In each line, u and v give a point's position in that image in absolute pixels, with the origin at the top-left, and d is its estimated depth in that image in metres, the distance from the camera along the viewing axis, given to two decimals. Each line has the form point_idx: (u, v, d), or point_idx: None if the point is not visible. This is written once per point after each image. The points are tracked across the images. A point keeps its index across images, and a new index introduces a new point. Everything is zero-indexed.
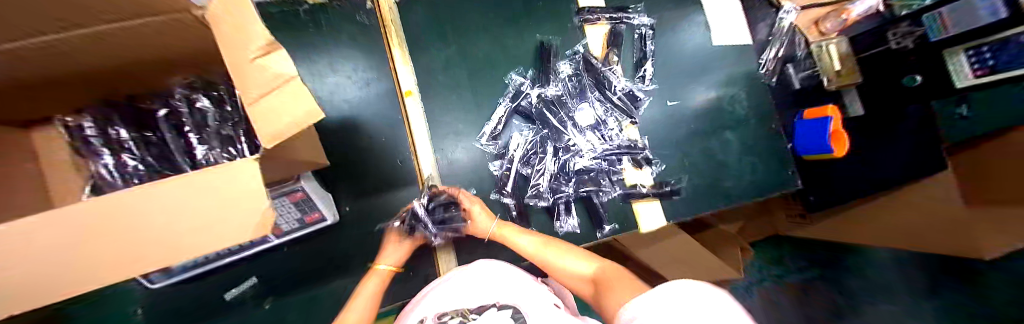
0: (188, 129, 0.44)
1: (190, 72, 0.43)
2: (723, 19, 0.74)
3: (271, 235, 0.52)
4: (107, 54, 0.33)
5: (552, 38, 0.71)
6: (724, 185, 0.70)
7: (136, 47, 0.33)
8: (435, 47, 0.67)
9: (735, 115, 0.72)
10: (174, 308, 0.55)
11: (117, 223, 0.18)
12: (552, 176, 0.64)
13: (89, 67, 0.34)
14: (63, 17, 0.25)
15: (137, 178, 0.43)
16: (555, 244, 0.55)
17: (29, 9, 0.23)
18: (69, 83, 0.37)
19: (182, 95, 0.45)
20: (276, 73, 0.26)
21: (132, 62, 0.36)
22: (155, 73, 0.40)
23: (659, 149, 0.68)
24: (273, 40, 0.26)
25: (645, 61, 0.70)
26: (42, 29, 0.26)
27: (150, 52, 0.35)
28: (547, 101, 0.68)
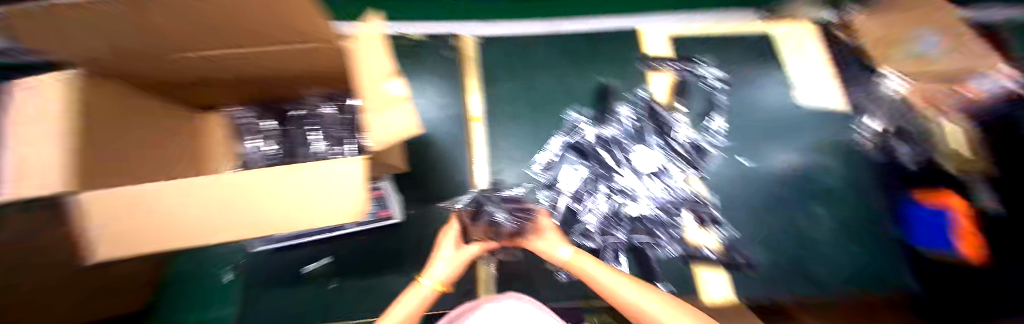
0: (312, 128, 0.53)
1: (324, 87, 0.52)
2: (812, 80, 0.74)
3: (348, 223, 0.60)
4: (269, 66, 0.42)
5: (613, 81, 0.73)
6: (806, 263, 0.62)
7: (288, 62, 0.42)
8: (503, 81, 0.76)
9: (824, 184, 0.68)
10: (259, 275, 0.63)
11: (263, 191, 0.26)
12: (604, 216, 0.62)
13: (258, 74, 0.45)
14: (270, 35, 0.35)
15: (268, 162, 0.53)
16: (649, 291, 0.39)
17: (253, 26, 0.33)
18: (235, 84, 0.48)
19: (321, 102, 0.54)
20: (392, 96, 0.39)
21: (290, 76, 0.47)
22: (296, 87, 0.51)
23: (729, 210, 0.64)
24: (395, 73, 0.41)
25: (711, 113, 0.69)
26: (243, 39, 0.35)
27: (299, 68, 0.44)
28: (603, 141, 0.66)
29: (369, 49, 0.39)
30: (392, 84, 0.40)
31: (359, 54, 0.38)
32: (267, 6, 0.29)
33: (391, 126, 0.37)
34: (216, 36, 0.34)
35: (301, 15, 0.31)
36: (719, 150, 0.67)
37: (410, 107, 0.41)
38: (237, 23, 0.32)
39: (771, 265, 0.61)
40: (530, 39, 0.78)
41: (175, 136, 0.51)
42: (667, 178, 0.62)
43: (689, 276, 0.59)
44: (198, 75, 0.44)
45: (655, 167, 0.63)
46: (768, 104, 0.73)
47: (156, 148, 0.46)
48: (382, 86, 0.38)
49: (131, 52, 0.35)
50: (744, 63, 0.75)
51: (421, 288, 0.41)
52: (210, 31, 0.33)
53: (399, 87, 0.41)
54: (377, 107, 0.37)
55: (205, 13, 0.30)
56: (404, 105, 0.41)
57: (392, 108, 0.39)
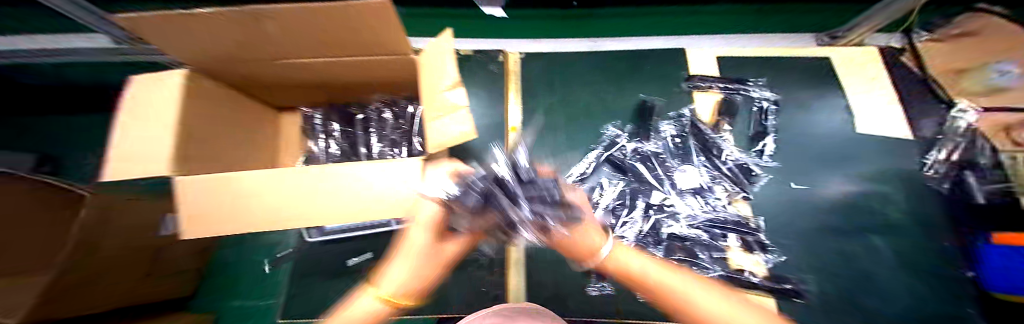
0: (372, 130, 0.58)
1: (390, 92, 0.58)
2: (876, 109, 0.72)
3: (393, 221, 0.65)
4: (341, 69, 0.47)
5: (655, 98, 0.74)
6: (865, 299, 0.57)
7: (361, 68, 0.47)
8: (544, 93, 0.79)
9: (887, 218, 0.63)
10: (303, 262, 0.67)
11: (279, 187, 0.32)
12: (641, 233, 0.58)
13: (335, 78, 0.51)
14: (367, 46, 0.40)
15: (329, 158, 0.58)
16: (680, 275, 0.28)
17: (357, 39, 0.39)
18: (303, 83, 0.53)
19: (379, 104, 0.59)
20: (452, 104, 0.42)
21: (369, 83, 0.53)
22: (366, 91, 0.57)
23: (777, 235, 0.61)
24: (456, 80, 0.41)
25: (763, 135, 0.68)
26: (337, 47, 0.41)
27: (374, 75, 0.50)
28: (643, 155, 0.66)
29: (441, 61, 0.42)
30: (456, 94, 0.42)
31: (432, 66, 0.43)
32: (376, 23, 0.34)
33: (445, 132, 0.41)
34: (327, 47, 0.41)
35: (394, 31, 0.36)
36: (769, 174, 0.66)
37: (467, 115, 0.42)
38: (346, 36, 0.38)
39: (825, 301, 0.57)
40: (573, 57, 0.83)
41: (254, 128, 0.57)
42: (710, 197, 0.60)
43: None
44: (277, 75, 0.49)
45: (697, 184, 0.62)
46: (821, 129, 0.71)
47: (234, 136, 0.51)
48: (445, 96, 0.42)
49: (233, 58, 0.42)
50: (792, 88, 0.74)
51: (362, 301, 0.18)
52: (321, 42, 0.39)
53: (461, 96, 0.42)
54: (437, 115, 0.42)
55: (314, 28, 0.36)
56: (461, 114, 0.42)
57: (450, 116, 0.42)
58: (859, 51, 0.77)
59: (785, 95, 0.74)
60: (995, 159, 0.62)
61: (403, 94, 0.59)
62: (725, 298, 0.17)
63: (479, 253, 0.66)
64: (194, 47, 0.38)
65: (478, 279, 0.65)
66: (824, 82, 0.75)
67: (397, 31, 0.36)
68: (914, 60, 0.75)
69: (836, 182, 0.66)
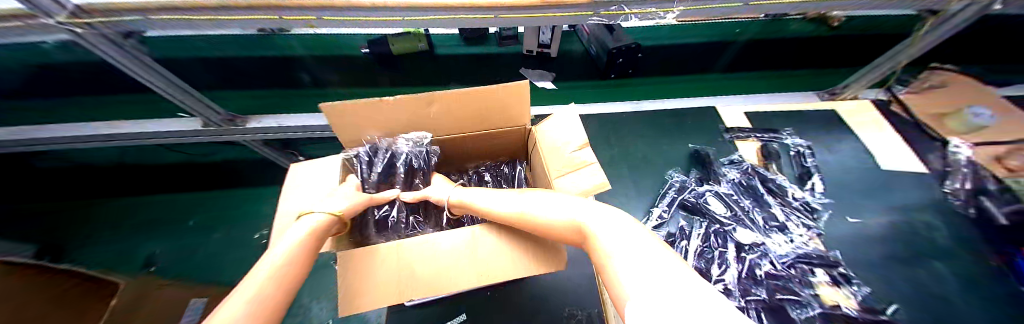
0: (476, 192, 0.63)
1: (493, 158, 0.66)
2: (887, 149, 0.85)
3: None
4: (473, 136, 0.55)
5: (705, 147, 0.86)
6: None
7: (488, 133, 0.54)
8: (605, 146, 0.89)
9: (936, 243, 0.71)
10: None
11: None
12: (736, 275, 0.64)
13: (464, 146, 0.58)
14: (496, 115, 0.49)
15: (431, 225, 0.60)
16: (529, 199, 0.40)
17: (490, 110, 0.47)
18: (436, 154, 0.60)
19: (483, 168, 0.68)
20: (583, 161, 0.43)
21: (483, 151, 0.62)
22: (475, 156, 0.64)
23: (854, 268, 0.68)
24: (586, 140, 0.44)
25: (808, 174, 0.80)
26: (475, 119, 0.49)
27: (495, 143, 0.59)
28: (721, 196, 0.75)
29: (566, 126, 0.46)
30: (585, 153, 0.44)
31: (553, 133, 0.48)
32: (513, 95, 0.44)
33: (573, 187, 0.42)
34: (466, 118, 0.49)
35: (522, 98, 0.46)
36: (827, 209, 0.76)
37: (599, 170, 0.42)
38: (478, 105, 0.46)
39: None
40: (620, 115, 0.95)
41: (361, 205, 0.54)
42: (791, 233, 0.70)
43: None
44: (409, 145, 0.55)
45: (778, 222, 0.72)
46: (848, 166, 0.83)
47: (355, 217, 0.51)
48: (574, 154, 0.44)
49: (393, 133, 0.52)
50: (813, 135, 0.89)
51: (314, 219, 0.35)
52: (459, 112, 0.47)
53: (590, 154, 0.43)
54: (564, 170, 0.44)
55: (477, 106, 0.46)
56: (593, 169, 0.42)
57: (580, 171, 0.43)
58: (853, 104, 0.95)
59: (810, 139, 0.88)
60: (1002, 185, 0.73)
61: (502, 159, 0.67)
62: (576, 206, 0.35)
63: (574, 308, 0.68)
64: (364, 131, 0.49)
65: None
66: (836, 129, 0.90)
67: (524, 99, 0.46)
68: (903, 108, 0.92)
69: (877, 211, 0.76)
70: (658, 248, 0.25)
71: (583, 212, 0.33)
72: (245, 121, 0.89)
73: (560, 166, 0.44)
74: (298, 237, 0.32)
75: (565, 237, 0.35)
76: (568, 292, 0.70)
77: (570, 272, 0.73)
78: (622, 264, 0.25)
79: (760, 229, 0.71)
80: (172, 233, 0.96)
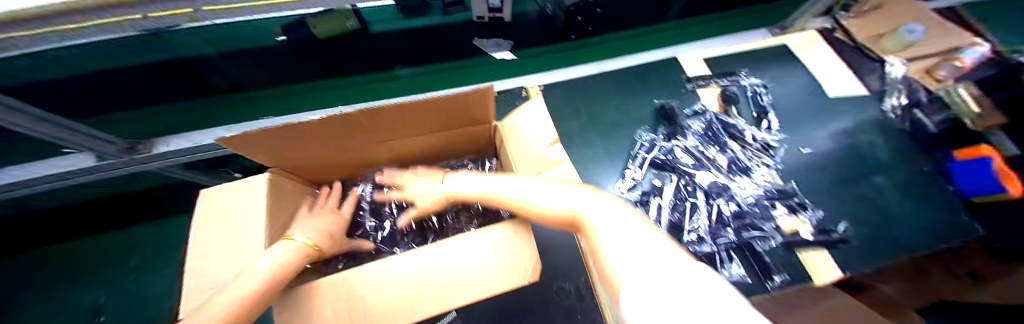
0: None
1: (456, 155, 0.60)
2: (834, 76, 0.88)
3: None
4: (434, 143, 0.52)
5: (671, 101, 0.87)
6: (893, 233, 0.68)
7: (452, 137, 0.51)
8: (573, 117, 0.88)
9: (878, 160, 0.77)
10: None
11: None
12: (710, 221, 0.69)
13: (429, 151, 0.55)
14: (455, 120, 0.45)
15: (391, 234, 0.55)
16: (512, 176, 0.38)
17: (450, 117, 0.43)
18: (396, 161, 0.56)
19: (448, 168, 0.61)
20: (554, 159, 0.40)
21: (446, 152, 0.57)
22: (439, 158, 0.59)
23: (809, 194, 0.73)
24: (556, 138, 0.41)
25: (765, 114, 0.82)
26: (435, 128, 0.46)
27: (459, 143, 0.54)
28: (688, 150, 0.78)
29: (535, 123, 0.43)
30: (555, 150, 0.41)
31: (521, 128, 0.45)
32: (473, 103, 0.40)
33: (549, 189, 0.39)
34: (424, 126, 0.45)
35: (482, 105, 0.41)
36: (783, 144, 0.79)
37: (569, 168, 0.40)
38: (437, 113, 0.41)
39: (863, 241, 0.67)
40: (585, 81, 0.93)
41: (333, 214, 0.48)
42: (754, 174, 0.74)
43: (798, 264, 0.65)
44: (366, 158, 0.51)
45: (740, 165, 0.75)
46: (800, 98, 0.86)
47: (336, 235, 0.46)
48: (545, 152, 0.41)
49: (338, 154, 0.46)
50: (767, 72, 0.90)
51: (293, 246, 0.33)
52: (418, 123, 0.43)
53: (562, 151, 0.41)
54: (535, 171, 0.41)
55: (431, 112, 0.40)
56: (563, 169, 0.40)
57: (549, 170, 0.40)
58: (801, 35, 0.96)
59: (766, 77, 0.89)
60: (932, 95, 0.81)
61: (468, 156, 0.61)
62: (572, 196, 0.31)
63: (562, 281, 0.71)
64: (304, 159, 0.44)
65: (568, 305, 0.69)
66: (789, 63, 0.91)
67: (483, 103, 0.40)
68: (845, 33, 0.94)
69: (828, 138, 0.80)
70: (659, 238, 0.25)
71: (584, 200, 0.30)
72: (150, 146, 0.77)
73: (532, 166, 0.41)
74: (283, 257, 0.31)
75: (556, 221, 0.32)
76: (554, 264, 0.73)
77: (555, 246, 0.74)
78: (619, 252, 0.24)
79: (726, 175, 0.74)
80: (114, 277, 0.83)
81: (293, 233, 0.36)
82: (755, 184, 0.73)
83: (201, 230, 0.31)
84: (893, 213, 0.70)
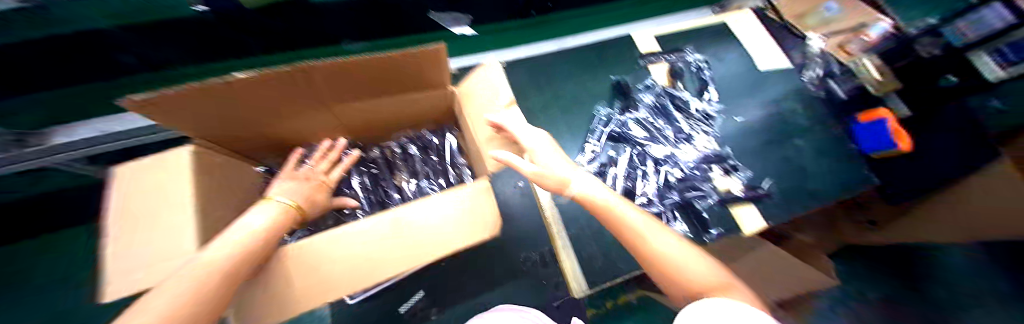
0: (405, 173, 0.62)
1: (414, 127, 0.62)
2: (764, 51, 0.96)
3: None
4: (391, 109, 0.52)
5: (625, 77, 0.92)
6: (809, 187, 0.77)
7: (409, 102, 0.51)
8: (535, 94, 0.90)
9: (797, 125, 0.85)
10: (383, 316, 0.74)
11: None
12: (657, 184, 0.76)
13: (385, 115, 0.54)
14: (407, 84, 0.44)
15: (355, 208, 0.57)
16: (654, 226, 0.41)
17: (402, 81, 0.43)
18: (355, 127, 0.56)
19: (407, 140, 0.63)
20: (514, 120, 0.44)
21: (398, 120, 0.57)
22: (395, 127, 0.60)
23: (742, 157, 0.81)
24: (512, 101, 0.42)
25: (706, 87, 0.89)
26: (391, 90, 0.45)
27: (410, 111, 0.55)
28: (640, 121, 0.84)
29: (489, 86, 0.44)
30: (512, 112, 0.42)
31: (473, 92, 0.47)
32: (427, 66, 0.39)
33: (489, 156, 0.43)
34: (376, 91, 0.43)
35: (436, 68, 0.41)
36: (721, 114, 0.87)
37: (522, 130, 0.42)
38: (387, 76, 0.40)
39: (785, 194, 0.76)
40: (545, 58, 0.95)
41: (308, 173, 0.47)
42: (694, 142, 0.81)
43: (731, 218, 0.72)
44: (318, 123, 0.50)
45: (684, 134, 0.82)
46: (737, 71, 0.94)
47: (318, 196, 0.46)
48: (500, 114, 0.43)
49: (269, 119, 0.43)
50: (709, 49, 0.97)
51: (273, 205, 0.35)
52: (370, 88, 0.42)
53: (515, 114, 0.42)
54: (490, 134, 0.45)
55: (377, 73, 0.38)
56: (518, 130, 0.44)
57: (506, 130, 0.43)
58: (739, 13, 1.03)
59: (708, 53, 0.97)
60: (844, 66, 0.91)
61: (427, 127, 0.63)
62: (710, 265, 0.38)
63: (528, 252, 0.74)
64: (223, 124, 0.39)
65: (535, 272, 0.73)
66: (729, 40, 0.99)
67: (437, 63, 0.39)
68: (776, 12, 1.04)
69: (761, 107, 0.88)
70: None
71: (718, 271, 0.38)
72: (44, 139, 0.75)
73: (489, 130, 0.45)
74: (254, 226, 0.31)
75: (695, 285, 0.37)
76: (516, 238, 0.75)
77: (519, 217, 0.76)
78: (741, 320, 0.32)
79: (671, 143, 0.81)
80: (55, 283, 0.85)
81: (274, 195, 0.38)
82: (696, 150, 0.80)
83: (117, 216, 0.28)
84: (814, 170, 0.79)
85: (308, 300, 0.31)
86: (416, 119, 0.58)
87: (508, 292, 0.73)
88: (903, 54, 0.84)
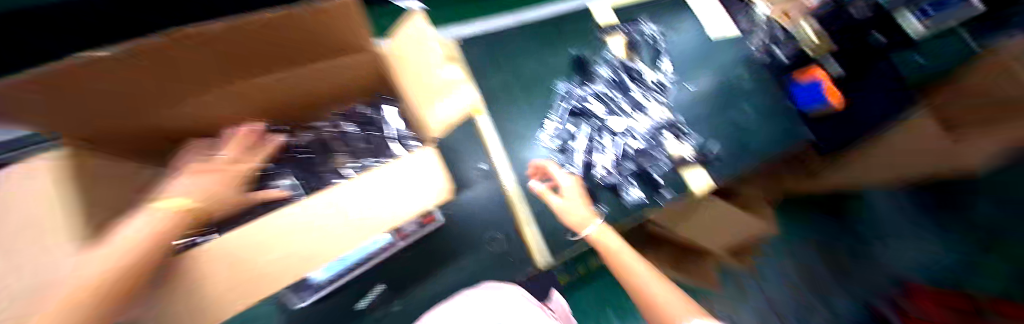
0: (345, 153, 0.59)
1: (342, 100, 0.59)
2: (715, 19, 0.99)
3: (403, 239, 0.70)
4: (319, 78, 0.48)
5: (585, 51, 0.93)
6: (750, 145, 0.84)
7: (339, 70, 0.48)
8: (493, 73, 0.87)
9: (740, 89, 0.91)
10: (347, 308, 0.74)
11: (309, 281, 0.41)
12: (614, 155, 0.80)
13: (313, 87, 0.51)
14: (328, 46, 0.42)
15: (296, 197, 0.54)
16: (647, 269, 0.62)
17: (320, 41, 0.40)
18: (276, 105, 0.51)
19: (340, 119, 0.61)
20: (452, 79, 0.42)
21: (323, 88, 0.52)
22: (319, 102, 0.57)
23: (692, 123, 0.86)
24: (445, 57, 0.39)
25: (659, 58, 0.91)
26: (313, 53, 0.42)
27: (332, 75, 0.49)
28: (597, 95, 0.86)
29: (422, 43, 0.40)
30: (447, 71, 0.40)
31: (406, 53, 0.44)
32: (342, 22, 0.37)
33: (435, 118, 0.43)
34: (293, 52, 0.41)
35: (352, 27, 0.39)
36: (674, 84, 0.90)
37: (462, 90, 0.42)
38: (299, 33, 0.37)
39: (730, 154, 0.82)
40: (501, 36, 0.93)
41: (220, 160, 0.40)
42: (648, 111, 0.84)
43: (681, 182, 0.78)
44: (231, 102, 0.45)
45: (638, 105, 0.85)
46: (690, 40, 0.97)
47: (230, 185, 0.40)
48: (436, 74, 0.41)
49: (149, 94, 0.36)
50: (664, 19, 0.99)
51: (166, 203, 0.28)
52: (285, 48, 0.39)
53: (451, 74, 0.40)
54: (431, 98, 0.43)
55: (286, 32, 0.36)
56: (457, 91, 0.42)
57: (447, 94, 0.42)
58: None
59: (663, 23, 0.98)
60: (785, 31, 0.96)
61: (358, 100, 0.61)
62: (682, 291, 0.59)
63: (493, 232, 0.76)
64: (87, 108, 0.32)
65: (500, 251, 0.76)
66: (682, 9, 1.00)
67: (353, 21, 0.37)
68: None
69: (710, 75, 0.92)
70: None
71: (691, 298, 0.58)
72: None
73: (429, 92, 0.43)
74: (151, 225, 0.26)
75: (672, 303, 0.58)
76: (479, 220, 0.76)
77: (481, 200, 0.76)
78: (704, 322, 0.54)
79: (627, 115, 0.84)
80: None
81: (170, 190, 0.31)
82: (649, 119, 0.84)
83: None
84: (758, 133, 0.85)
85: (239, 290, 0.29)
86: (352, 93, 0.52)
87: (475, 271, 0.76)
88: (839, 16, 0.90)
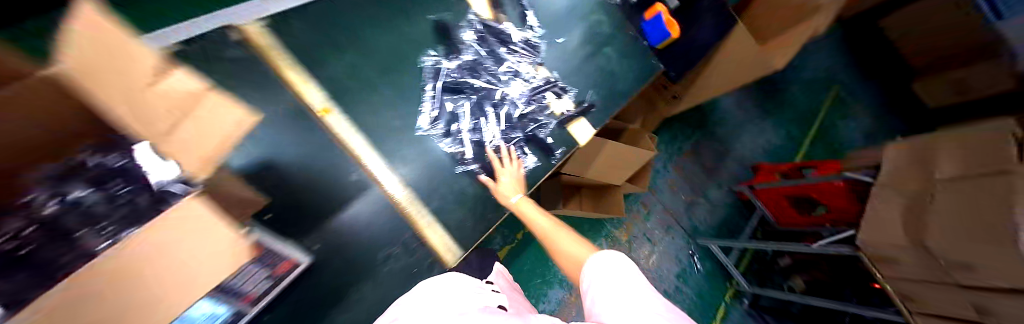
0: None
1: None
2: None
3: (250, 305, 0.54)
4: None
5: (443, 14, 0.76)
6: (615, 86, 0.89)
7: None
8: (327, 60, 0.64)
9: (604, 33, 0.89)
10: None
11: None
12: (501, 127, 0.76)
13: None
14: None
15: None
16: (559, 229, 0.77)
17: None
18: None
19: None
20: (187, 89, 0.36)
21: None
22: None
23: (569, 77, 0.84)
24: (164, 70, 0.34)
25: (526, 12, 0.83)
26: None
27: None
28: (466, 67, 0.76)
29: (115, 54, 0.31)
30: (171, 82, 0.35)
31: None
32: None
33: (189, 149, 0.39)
34: None
35: None
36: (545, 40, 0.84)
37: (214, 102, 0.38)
38: None
39: (602, 97, 0.87)
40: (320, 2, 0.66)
41: None
42: (524, 75, 0.80)
43: (569, 137, 0.82)
44: None
45: (511, 69, 0.80)
46: None
47: None
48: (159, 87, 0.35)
49: None
50: None
51: None
52: None
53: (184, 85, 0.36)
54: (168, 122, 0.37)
55: None
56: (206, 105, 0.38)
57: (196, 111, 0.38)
58: None
59: None
60: None
61: None
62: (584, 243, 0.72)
63: (387, 248, 0.69)
64: None
65: (402, 265, 0.70)
66: None
67: None
68: None
69: (581, 23, 0.87)
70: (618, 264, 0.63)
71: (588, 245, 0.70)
72: None
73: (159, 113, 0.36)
74: None
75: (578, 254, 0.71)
76: (362, 243, 0.67)
77: (359, 219, 0.67)
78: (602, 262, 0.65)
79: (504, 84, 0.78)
80: None
81: None
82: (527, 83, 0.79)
83: None
84: (629, 77, 0.89)
85: None
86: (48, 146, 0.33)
87: (377, 298, 0.69)
88: None
